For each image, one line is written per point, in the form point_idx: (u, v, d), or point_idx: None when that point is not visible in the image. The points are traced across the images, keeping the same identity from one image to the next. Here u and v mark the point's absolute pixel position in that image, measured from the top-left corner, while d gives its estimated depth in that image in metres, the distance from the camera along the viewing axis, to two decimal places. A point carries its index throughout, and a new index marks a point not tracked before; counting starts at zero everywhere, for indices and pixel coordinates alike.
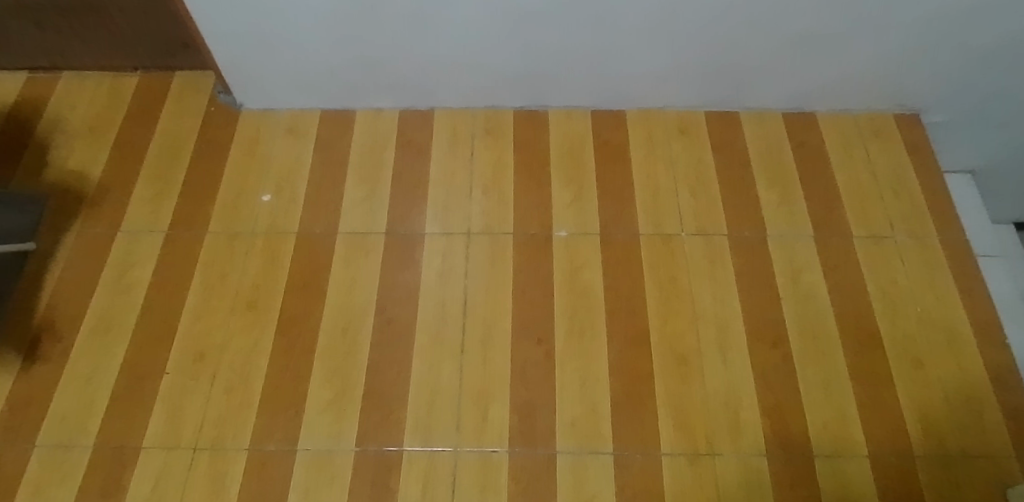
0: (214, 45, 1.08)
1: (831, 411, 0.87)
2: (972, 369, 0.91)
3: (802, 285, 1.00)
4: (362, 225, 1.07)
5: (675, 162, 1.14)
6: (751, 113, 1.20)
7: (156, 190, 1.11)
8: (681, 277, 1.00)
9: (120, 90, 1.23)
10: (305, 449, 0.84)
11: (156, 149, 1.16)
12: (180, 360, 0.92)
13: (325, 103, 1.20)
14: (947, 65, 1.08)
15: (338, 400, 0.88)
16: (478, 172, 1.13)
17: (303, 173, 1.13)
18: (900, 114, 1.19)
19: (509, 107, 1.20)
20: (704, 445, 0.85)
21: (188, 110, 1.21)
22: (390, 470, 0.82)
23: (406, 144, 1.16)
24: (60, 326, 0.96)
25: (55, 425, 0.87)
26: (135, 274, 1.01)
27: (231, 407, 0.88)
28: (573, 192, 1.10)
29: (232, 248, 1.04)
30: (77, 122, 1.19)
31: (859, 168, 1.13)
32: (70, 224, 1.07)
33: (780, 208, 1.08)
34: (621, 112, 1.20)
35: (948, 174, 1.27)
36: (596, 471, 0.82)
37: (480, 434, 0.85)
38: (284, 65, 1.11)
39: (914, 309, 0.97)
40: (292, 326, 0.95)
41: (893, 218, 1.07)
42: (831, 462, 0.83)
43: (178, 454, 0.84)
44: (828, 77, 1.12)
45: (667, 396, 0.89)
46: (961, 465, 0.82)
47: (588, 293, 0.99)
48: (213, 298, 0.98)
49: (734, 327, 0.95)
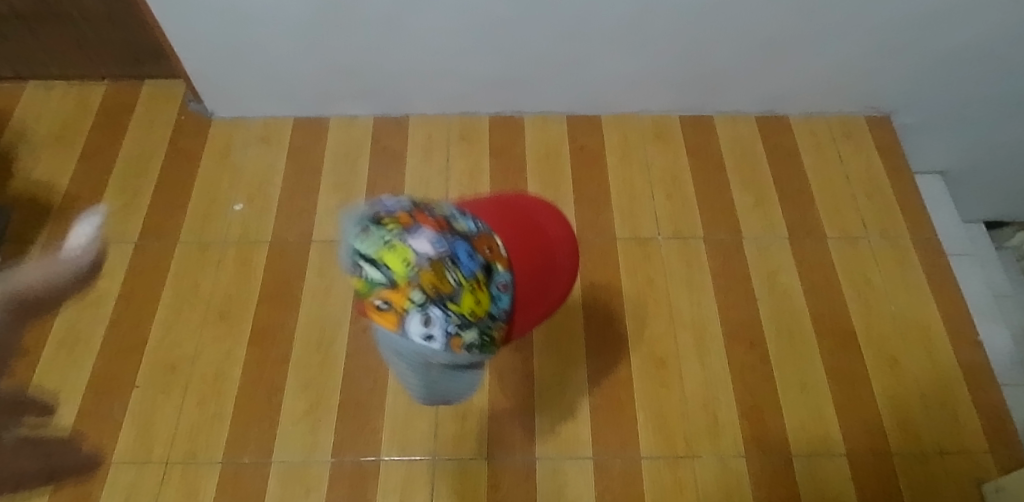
0: (184, 54, 1.07)
1: (809, 411, 0.87)
2: (945, 366, 0.92)
3: (779, 286, 0.99)
4: (337, 233, 1.06)
5: (651, 165, 1.14)
6: (724, 116, 1.20)
7: (125, 200, 1.10)
8: (657, 280, 1.00)
9: (88, 99, 1.23)
10: (280, 460, 0.83)
11: (128, 159, 1.15)
12: (151, 374, 0.91)
13: (297, 110, 1.20)
14: (915, 69, 1.08)
15: (314, 410, 0.87)
16: (454, 178, 1.12)
17: (275, 181, 1.12)
18: (871, 116, 1.20)
19: (483, 112, 1.20)
20: (683, 448, 0.84)
21: (159, 118, 1.20)
22: (367, 480, 0.81)
23: (381, 151, 1.16)
24: (24, 340, 0.94)
25: (19, 441, 0.85)
26: (104, 285, 1.00)
27: (203, 419, 0.87)
28: (549, 197, 1.10)
29: (204, 258, 1.03)
30: (45, 132, 1.18)
31: (833, 169, 1.14)
32: (36, 235, 1.05)
33: (755, 210, 1.08)
34: (595, 117, 1.20)
35: (918, 175, 1.28)
36: (574, 476, 0.81)
37: (459, 442, 0.84)
38: (255, 74, 1.11)
39: (888, 308, 0.98)
40: (267, 336, 0.94)
41: (868, 219, 1.08)
42: (810, 463, 0.83)
43: (149, 469, 0.82)
44: (799, 80, 1.12)
45: (645, 401, 0.88)
46: (937, 463, 0.83)
47: (564, 298, 0.98)
48: (185, 309, 0.97)
49: (711, 330, 0.95)
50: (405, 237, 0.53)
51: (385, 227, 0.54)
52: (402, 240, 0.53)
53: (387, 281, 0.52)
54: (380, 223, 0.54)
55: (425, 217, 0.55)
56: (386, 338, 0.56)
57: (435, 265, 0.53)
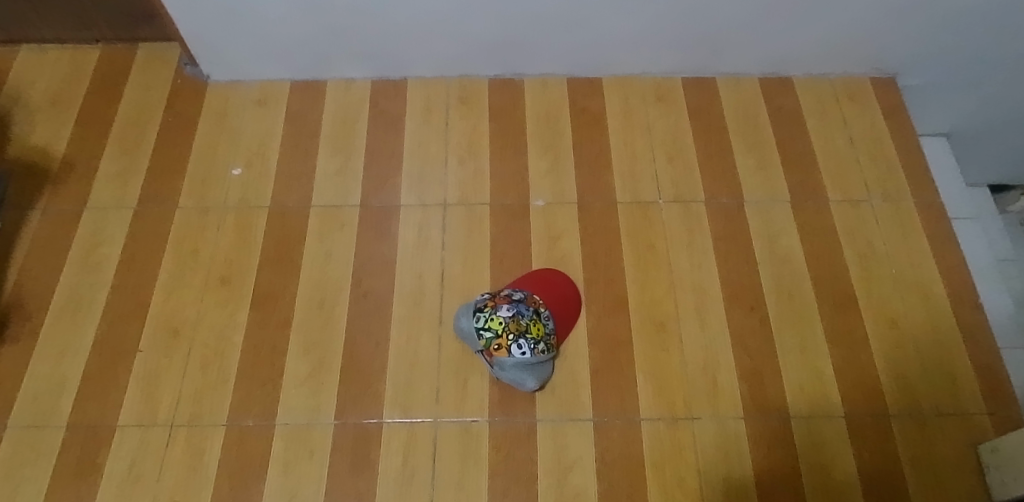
0: (176, 16, 1.05)
1: (808, 374, 0.88)
2: (945, 329, 0.92)
3: (780, 250, 0.99)
4: (336, 197, 1.05)
5: (652, 129, 1.13)
6: (727, 78, 1.18)
7: (122, 166, 1.09)
8: (658, 244, 1.00)
9: (82, 64, 1.21)
10: (284, 423, 0.84)
11: (124, 125, 1.14)
12: (154, 338, 0.91)
13: (294, 73, 1.18)
14: (924, 29, 1.06)
15: (316, 373, 0.88)
16: (453, 143, 1.11)
17: (273, 146, 1.11)
18: (877, 77, 1.18)
19: (483, 75, 1.19)
20: (683, 410, 0.85)
21: (154, 83, 1.19)
22: (370, 442, 0.82)
23: (380, 115, 1.15)
24: (28, 305, 0.95)
25: (26, 405, 0.86)
26: (105, 251, 1.00)
27: (207, 382, 0.87)
28: (549, 161, 1.09)
29: (203, 224, 1.02)
30: (40, 97, 1.16)
31: (836, 132, 1.12)
32: (35, 202, 1.05)
33: (757, 174, 1.07)
34: (596, 79, 1.19)
35: (923, 137, 1.26)
36: (575, 438, 0.82)
37: (460, 405, 0.85)
38: (249, 36, 1.09)
39: (889, 271, 0.97)
40: (267, 301, 0.94)
41: (870, 182, 1.07)
42: (809, 424, 0.84)
43: (155, 432, 0.83)
44: (804, 41, 1.10)
45: (646, 364, 0.88)
46: (934, 424, 0.84)
47: (564, 262, 0.98)
48: (186, 274, 0.97)
49: (712, 293, 0.95)
50: (498, 311, 0.85)
51: (486, 309, 0.86)
52: (499, 315, 0.85)
53: (497, 337, 0.84)
54: (482, 310, 0.86)
55: (502, 299, 0.87)
56: (503, 363, 0.84)
57: (519, 320, 0.85)
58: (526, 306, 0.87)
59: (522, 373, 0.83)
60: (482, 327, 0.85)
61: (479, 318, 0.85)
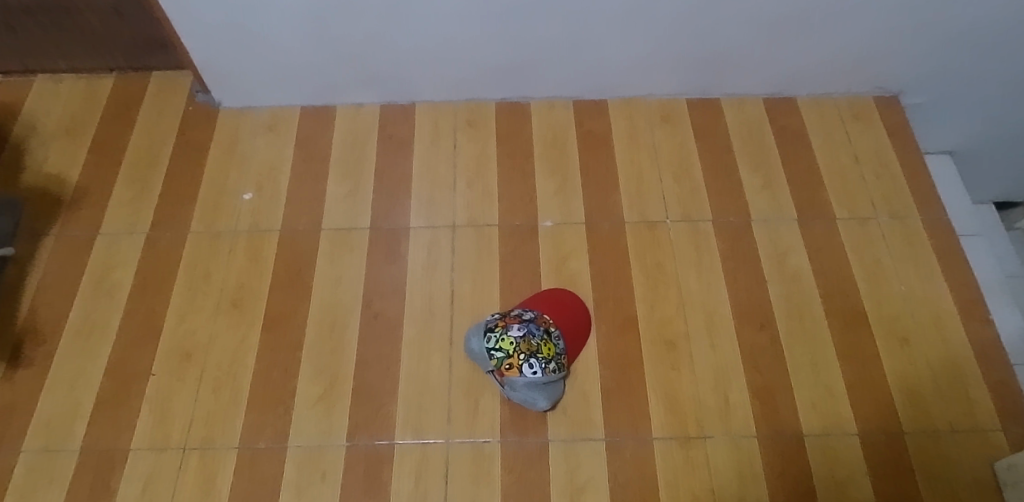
0: (191, 45, 1.07)
1: (820, 392, 0.87)
2: (956, 345, 0.92)
3: (788, 267, 1.00)
4: (346, 220, 1.06)
5: (658, 149, 1.14)
6: (731, 98, 1.20)
7: (135, 191, 1.11)
8: (667, 263, 1.00)
9: (96, 92, 1.24)
10: (296, 446, 0.84)
11: (136, 152, 1.15)
12: (166, 361, 0.92)
13: (304, 100, 1.20)
14: (923, 49, 1.07)
15: (328, 395, 0.88)
16: (461, 165, 1.13)
17: (283, 170, 1.13)
18: (880, 96, 1.20)
19: (491, 98, 1.20)
20: (695, 429, 0.84)
21: (166, 110, 1.21)
22: (382, 463, 0.82)
23: (388, 138, 1.16)
24: (41, 331, 0.96)
25: (39, 430, 0.86)
26: (118, 276, 1.01)
27: (219, 405, 0.88)
28: (557, 182, 1.10)
29: (215, 247, 1.04)
30: (54, 125, 1.18)
31: (841, 150, 1.14)
32: (49, 227, 1.07)
33: (763, 192, 1.08)
34: (602, 101, 1.21)
35: (928, 155, 1.28)
36: (587, 457, 0.82)
37: (472, 425, 0.85)
38: (261, 64, 1.11)
39: (898, 287, 0.98)
40: (279, 324, 0.95)
41: (876, 199, 1.07)
42: (822, 441, 0.83)
43: (168, 455, 0.84)
44: (806, 62, 1.12)
45: (657, 383, 0.88)
46: (948, 441, 0.84)
47: (574, 281, 0.98)
48: (198, 298, 0.98)
49: (721, 311, 0.95)
50: (509, 331, 0.85)
51: (497, 329, 0.86)
52: (509, 335, 0.85)
53: (507, 357, 0.84)
54: (492, 330, 0.86)
55: (512, 319, 0.87)
56: (515, 383, 0.84)
57: (530, 340, 0.85)
58: (536, 325, 0.87)
59: (533, 392, 0.84)
60: (493, 347, 0.85)
61: (489, 339, 0.86)
